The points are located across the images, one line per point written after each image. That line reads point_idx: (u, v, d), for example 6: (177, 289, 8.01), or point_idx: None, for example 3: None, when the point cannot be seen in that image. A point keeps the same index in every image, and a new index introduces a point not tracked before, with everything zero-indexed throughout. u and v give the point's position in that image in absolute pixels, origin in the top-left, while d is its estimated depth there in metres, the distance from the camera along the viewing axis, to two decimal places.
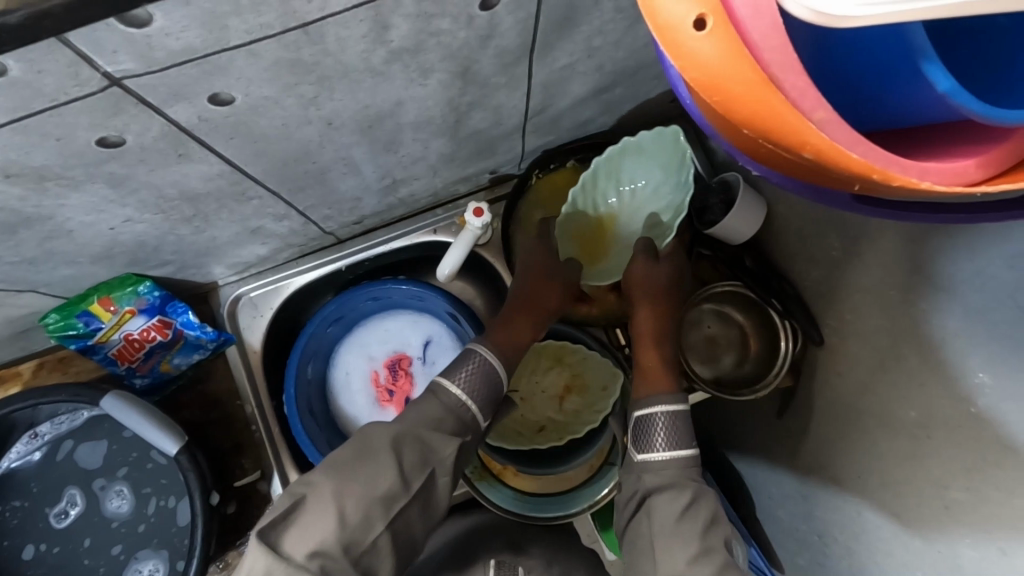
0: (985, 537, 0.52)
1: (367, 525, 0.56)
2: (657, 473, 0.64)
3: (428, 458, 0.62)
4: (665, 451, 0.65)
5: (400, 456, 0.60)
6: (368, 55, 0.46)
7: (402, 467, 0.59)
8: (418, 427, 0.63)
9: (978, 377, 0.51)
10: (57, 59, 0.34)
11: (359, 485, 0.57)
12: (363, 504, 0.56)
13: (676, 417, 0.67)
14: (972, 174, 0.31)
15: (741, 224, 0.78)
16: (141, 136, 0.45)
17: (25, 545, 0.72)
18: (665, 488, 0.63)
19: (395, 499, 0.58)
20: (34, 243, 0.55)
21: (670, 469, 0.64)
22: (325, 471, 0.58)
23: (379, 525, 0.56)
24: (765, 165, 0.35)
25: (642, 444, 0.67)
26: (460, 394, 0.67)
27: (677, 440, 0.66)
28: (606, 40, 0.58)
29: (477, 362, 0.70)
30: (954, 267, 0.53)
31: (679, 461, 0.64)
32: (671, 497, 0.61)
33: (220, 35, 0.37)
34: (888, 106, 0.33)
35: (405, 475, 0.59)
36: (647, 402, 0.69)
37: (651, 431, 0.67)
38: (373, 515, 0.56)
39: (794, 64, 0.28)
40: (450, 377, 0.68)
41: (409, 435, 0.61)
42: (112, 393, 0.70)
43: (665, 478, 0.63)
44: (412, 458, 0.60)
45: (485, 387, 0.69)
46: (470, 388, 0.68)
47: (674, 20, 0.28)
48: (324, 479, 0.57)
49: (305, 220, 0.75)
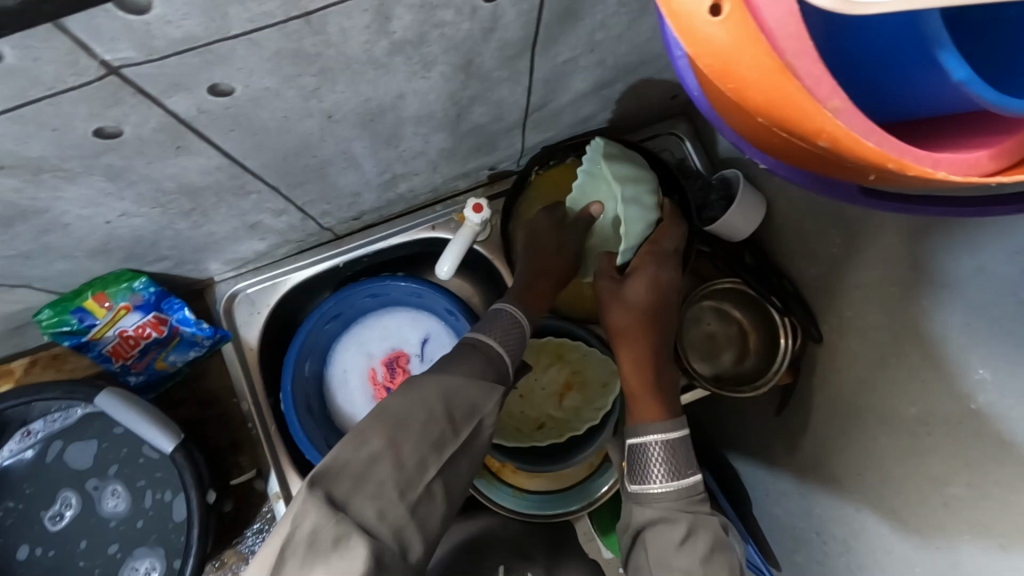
0: (985, 532, 0.52)
1: (422, 470, 0.54)
2: (652, 506, 0.64)
3: (475, 408, 0.60)
4: (662, 483, 0.64)
5: (450, 404, 0.58)
6: (371, 46, 0.45)
7: (451, 414, 0.58)
8: (461, 377, 0.61)
9: (979, 374, 0.51)
10: (55, 46, 0.34)
11: (411, 432, 0.55)
12: (416, 449, 0.55)
13: (670, 447, 0.66)
14: (985, 164, 0.31)
15: (741, 220, 0.77)
16: (139, 127, 0.44)
17: (19, 545, 0.72)
18: (659, 523, 0.62)
19: (447, 445, 0.56)
20: (29, 237, 0.54)
21: (666, 501, 0.63)
22: (375, 420, 0.56)
23: (433, 470, 0.55)
24: (776, 155, 0.35)
25: (638, 475, 0.66)
26: (497, 346, 0.66)
27: (675, 468, 0.65)
28: (609, 35, 0.58)
29: (506, 318, 0.70)
30: (954, 262, 0.53)
31: (680, 490, 0.64)
32: (664, 532, 0.61)
33: (221, 24, 0.37)
34: (902, 94, 0.33)
35: (454, 421, 0.58)
36: (642, 429, 0.68)
37: (648, 462, 0.66)
38: (427, 460, 0.55)
39: (811, 52, 0.28)
40: (485, 332, 0.67)
41: (456, 385, 0.60)
42: (106, 391, 0.69)
43: (659, 511, 0.63)
44: (461, 407, 0.59)
45: (516, 343, 0.69)
46: (503, 341, 0.68)
47: (688, 7, 0.28)
48: (376, 425, 0.56)
49: (303, 216, 0.74)
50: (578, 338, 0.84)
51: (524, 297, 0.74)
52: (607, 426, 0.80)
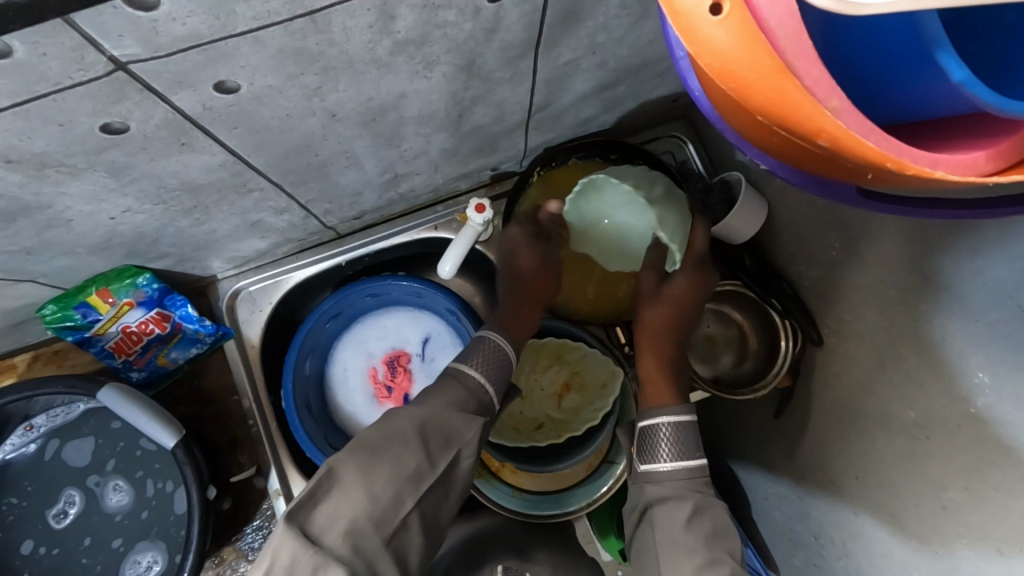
0: (983, 538, 0.52)
1: (398, 504, 0.54)
2: (662, 484, 0.64)
3: (452, 438, 0.60)
4: (670, 461, 0.64)
5: (426, 435, 0.59)
6: (373, 46, 0.45)
7: (427, 446, 0.58)
8: (442, 410, 0.62)
9: (979, 377, 0.51)
10: (62, 42, 0.34)
11: (387, 464, 0.56)
12: (392, 483, 0.55)
13: (680, 429, 0.66)
14: (981, 165, 0.31)
15: (741, 223, 0.78)
16: (144, 124, 0.44)
17: (22, 541, 0.72)
18: (668, 500, 0.62)
19: (424, 477, 0.57)
20: (32, 232, 0.54)
21: (676, 480, 0.64)
22: (351, 453, 0.56)
23: (409, 503, 0.55)
24: (775, 155, 0.35)
25: (647, 454, 0.66)
26: (476, 375, 0.67)
27: (683, 449, 0.65)
28: (610, 37, 0.58)
29: (491, 347, 0.70)
30: (955, 267, 0.53)
31: (688, 472, 0.64)
32: (672, 509, 0.61)
33: (226, 22, 0.37)
34: (901, 94, 0.33)
35: (431, 452, 0.58)
36: (654, 411, 0.68)
37: (656, 442, 0.67)
38: (404, 493, 0.55)
39: (809, 52, 0.28)
40: (465, 361, 0.68)
41: (432, 417, 0.60)
42: (110, 385, 0.69)
43: (671, 489, 0.63)
44: (437, 438, 0.59)
45: (502, 370, 0.69)
46: (485, 368, 0.68)
47: (689, 6, 0.28)
48: (351, 459, 0.56)
49: (306, 214, 0.74)
50: (579, 339, 0.84)
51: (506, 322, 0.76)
52: (607, 427, 0.80)
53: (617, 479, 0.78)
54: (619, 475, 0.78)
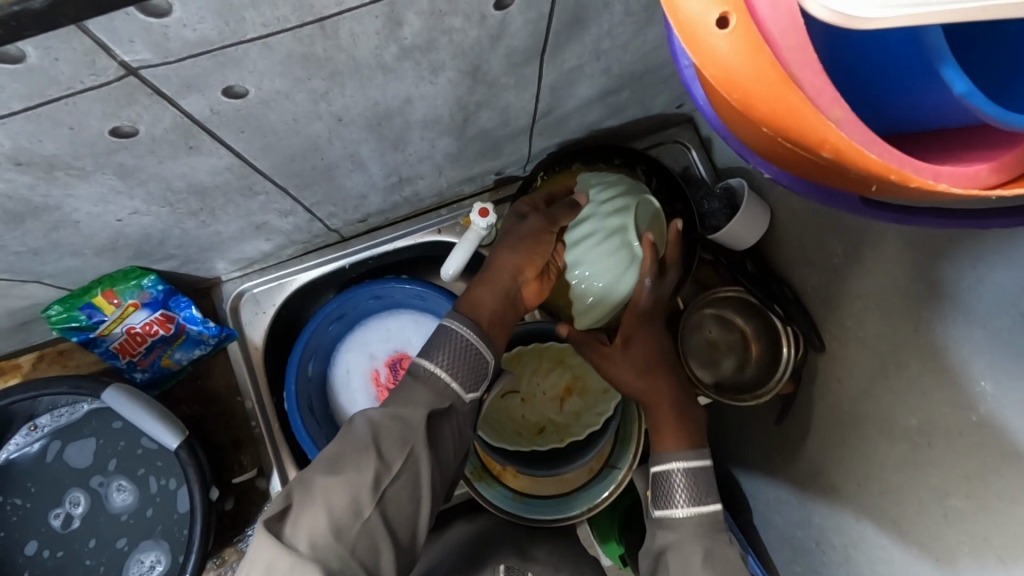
0: (984, 544, 0.52)
1: (357, 512, 0.55)
2: (675, 530, 0.64)
3: (408, 435, 0.59)
4: (685, 507, 0.64)
5: (378, 437, 0.59)
6: (380, 52, 0.46)
7: (378, 447, 0.58)
8: (396, 407, 0.61)
9: (981, 385, 0.51)
10: (74, 46, 0.34)
11: (343, 476, 0.56)
12: (347, 493, 0.55)
13: (693, 474, 0.66)
14: (984, 177, 0.31)
15: (743, 229, 0.78)
16: (152, 127, 0.45)
17: (26, 541, 0.72)
18: (679, 546, 0.63)
19: (380, 480, 0.57)
20: (41, 232, 0.55)
21: (691, 527, 0.63)
22: (313, 466, 0.58)
23: (368, 508, 0.55)
24: (778, 164, 0.35)
25: (662, 501, 0.66)
26: (429, 365, 0.64)
27: (696, 495, 0.65)
28: (615, 43, 0.58)
29: (453, 338, 0.66)
30: (959, 275, 0.53)
31: (702, 517, 0.64)
32: (685, 555, 0.62)
33: (236, 28, 0.37)
34: (906, 105, 0.33)
35: (383, 453, 0.58)
36: (667, 458, 0.68)
37: (670, 487, 0.66)
38: (360, 501, 0.55)
39: (813, 63, 0.28)
40: (430, 358, 0.65)
41: (384, 419, 0.60)
42: (114, 386, 0.70)
43: (682, 534, 0.63)
44: (390, 439, 0.59)
45: (465, 358, 0.65)
46: (451, 365, 0.65)
47: (694, 17, 0.28)
48: (311, 473, 0.57)
49: (309, 217, 0.75)
50: None
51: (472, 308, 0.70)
52: (610, 429, 0.81)
53: (619, 484, 0.77)
54: (621, 480, 0.77)
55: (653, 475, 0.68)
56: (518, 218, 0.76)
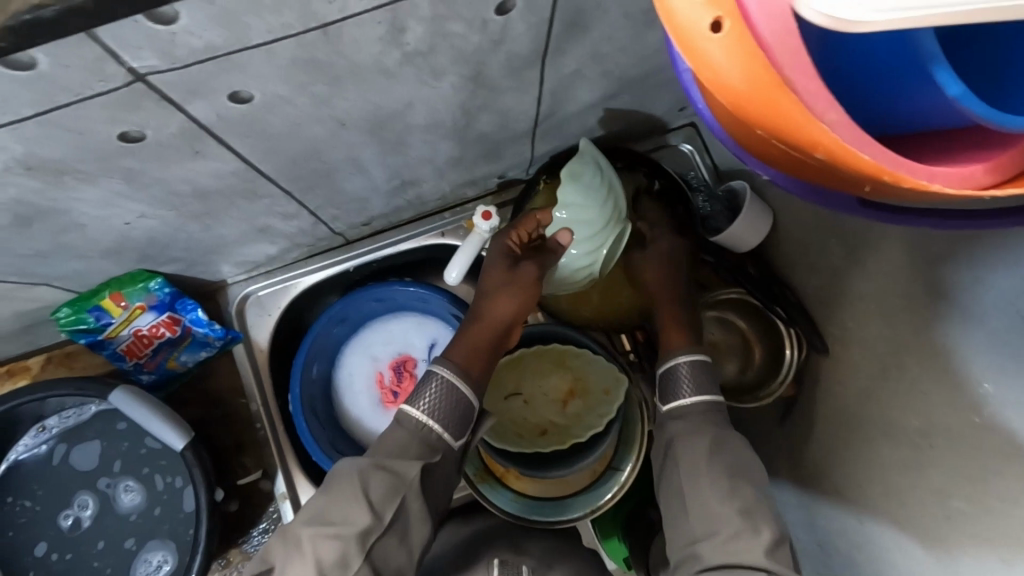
0: (986, 546, 0.52)
1: (345, 564, 0.57)
2: (682, 419, 0.66)
3: (397, 486, 0.60)
4: (691, 395, 0.66)
5: (369, 488, 0.60)
6: (382, 57, 0.46)
7: (370, 499, 0.59)
8: (388, 456, 0.62)
9: (983, 387, 0.52)
10: (83, 54, 0.35)
11: (332, 528, 0.58)
12: (336, 548, 0.57)
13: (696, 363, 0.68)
14: (979, 177, 0.32)
15: (747, 232, 0.79)
16: (159, 132, 0.45)
17: (35, 543, 0.73)
18: (687, 433, 0.65)
19: (370, 534, 0.59)
20: (49, 236, 0.55)
21: (699, 414, 0.66)
22: (304, 515, 0.60)
23: (356, 561, 0.57)
24: (774, 165, 0.35)
25: (669, 393, 0.68)
26: (420, 417, 0.64)
27: (701, 384, 0.67)
28: (615, 47, 0.59)
29: (441, 382, 0.66)
30: (959, 275, 0.53)
31: (707, 403, 0.66)
32: (694, 444, 0.64)
33: (240, 35, 0.38)
34: (903, 107, 0.33)
35: (375, 506, 0.59)
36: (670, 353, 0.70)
37: (676, 380, 0.68)
38: (349, 554, 0.57)
39: (806, 66, 0.29)
40: (413, 403, 0.65)
41: (373, 466, 0.61)
42: (121, 387, 0.70)
43: (694, 421, 0.65)
44: (379, 491, 0.60)
45: (452, 408, 0.65)
46: (435, 410, 0.64)
47: (689, 22, 0.29)
48: (302, 525, 0.59)
49: (314, 220, 0.75)
50: (583, 345, 0.83)
51: (464, 356, 0.71)
52: (611, 432, 0.81)
53: (621, 485, 0.79)
54: (624, 481, 0.79)
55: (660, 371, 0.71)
56: (510, 260, 0.76)
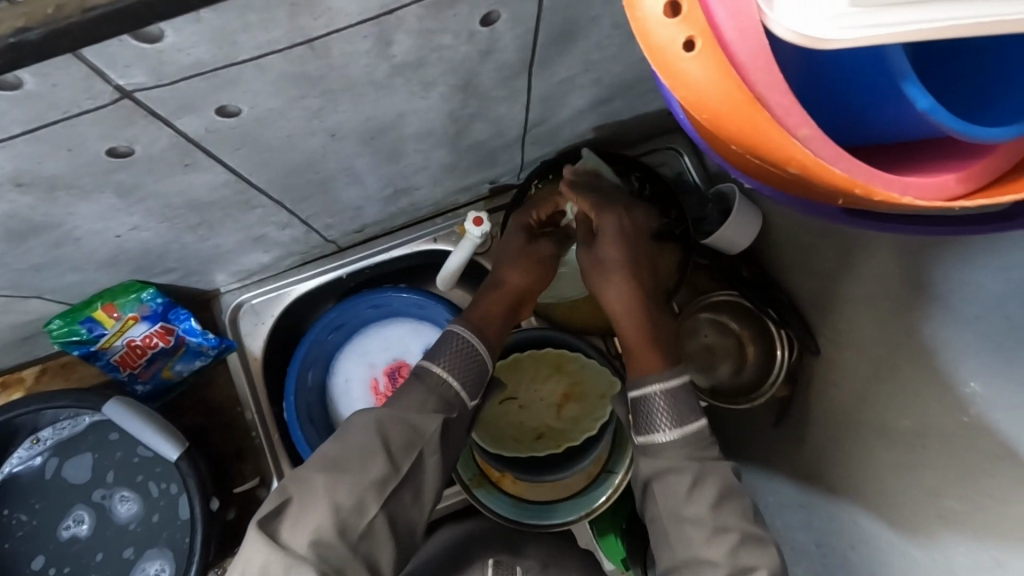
0: (980, 544, 0.53)
1: (361, 509, 0.57)
2: (658, 456, 0.65)
3: (416, 438, 0.61)
4: (669, 430, 0.65)
5: (386, 438, 0.60)
6: (372, 69, 0.47)
7: (388, 449, 0.60)
8: (407, 411, 0.63)
9: (971, 387, 0.54)
10: (72, 73, 0.36)
11: (349, 474, 0.58)
12: (353, 491, 0.58)
13: (672, 394, 0.66)
14: (953, 187, 0.33)
15: (736, 230, 0.78)
16: (150, 147, 0.46)
17: (33, 556, 0.73)
18: (666, 473, 0.64)
19: (387, 483, 0.59)
20: (43, 250, 0.56)
21: (675, 450, 0.64)
22: (317, 460, 0.60)
23: (372, 508, 0.58)
24: (752, 177, 0.36)
25: (644, 426, 0.67)
26: (440, 372, 0.66)
27: (679, 415, 0.65)
28: (604, 55, 0.59)
29: (458, 342, 0.69)
30: (945, 279, 0.55)
31: (686, 435, 0.64)
32: (672, 485, 0.63)
33: (229, 51, 0.38)
34: (876, 120, 0.34)
35: (392, 456, 0.60)
36: (642, 381, 0.68)
37: (653, 413, 0.66)
38: (366, 500, 0.58)
39: (779, 84, 0.29)
40: (433, 360, 0.67)
41: (391, 417, 0.62)
42: (114, 399, 0.70)
43: (667, 460, 0.64)
44: (399, 440, 0.61)
45: (468, 370, 0.68)
46: (454, 367, 0.67)
47: (664, 41, 0.29)
48: (315, 470, 0.59)
49: (307, 228, 0.75)
50: (576, 349, 0.84)
51: (477, 318, 0.73)
52: (605, 436, 0.82)
53: (616, 488, 0.79)
54: (619, 484, 0.79)
55: (631, 399, 0.69)
56: (527, 235, 0.80)
